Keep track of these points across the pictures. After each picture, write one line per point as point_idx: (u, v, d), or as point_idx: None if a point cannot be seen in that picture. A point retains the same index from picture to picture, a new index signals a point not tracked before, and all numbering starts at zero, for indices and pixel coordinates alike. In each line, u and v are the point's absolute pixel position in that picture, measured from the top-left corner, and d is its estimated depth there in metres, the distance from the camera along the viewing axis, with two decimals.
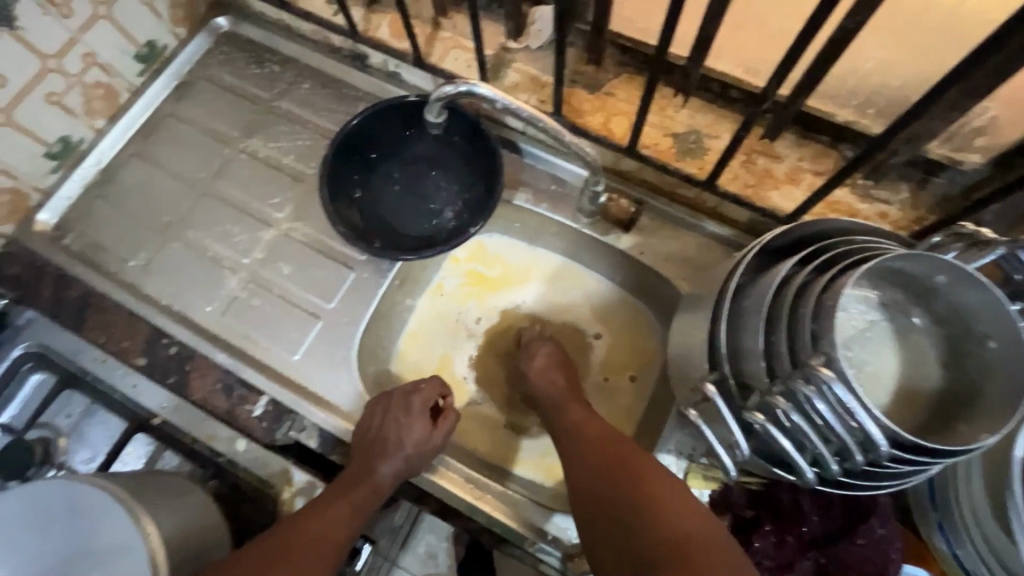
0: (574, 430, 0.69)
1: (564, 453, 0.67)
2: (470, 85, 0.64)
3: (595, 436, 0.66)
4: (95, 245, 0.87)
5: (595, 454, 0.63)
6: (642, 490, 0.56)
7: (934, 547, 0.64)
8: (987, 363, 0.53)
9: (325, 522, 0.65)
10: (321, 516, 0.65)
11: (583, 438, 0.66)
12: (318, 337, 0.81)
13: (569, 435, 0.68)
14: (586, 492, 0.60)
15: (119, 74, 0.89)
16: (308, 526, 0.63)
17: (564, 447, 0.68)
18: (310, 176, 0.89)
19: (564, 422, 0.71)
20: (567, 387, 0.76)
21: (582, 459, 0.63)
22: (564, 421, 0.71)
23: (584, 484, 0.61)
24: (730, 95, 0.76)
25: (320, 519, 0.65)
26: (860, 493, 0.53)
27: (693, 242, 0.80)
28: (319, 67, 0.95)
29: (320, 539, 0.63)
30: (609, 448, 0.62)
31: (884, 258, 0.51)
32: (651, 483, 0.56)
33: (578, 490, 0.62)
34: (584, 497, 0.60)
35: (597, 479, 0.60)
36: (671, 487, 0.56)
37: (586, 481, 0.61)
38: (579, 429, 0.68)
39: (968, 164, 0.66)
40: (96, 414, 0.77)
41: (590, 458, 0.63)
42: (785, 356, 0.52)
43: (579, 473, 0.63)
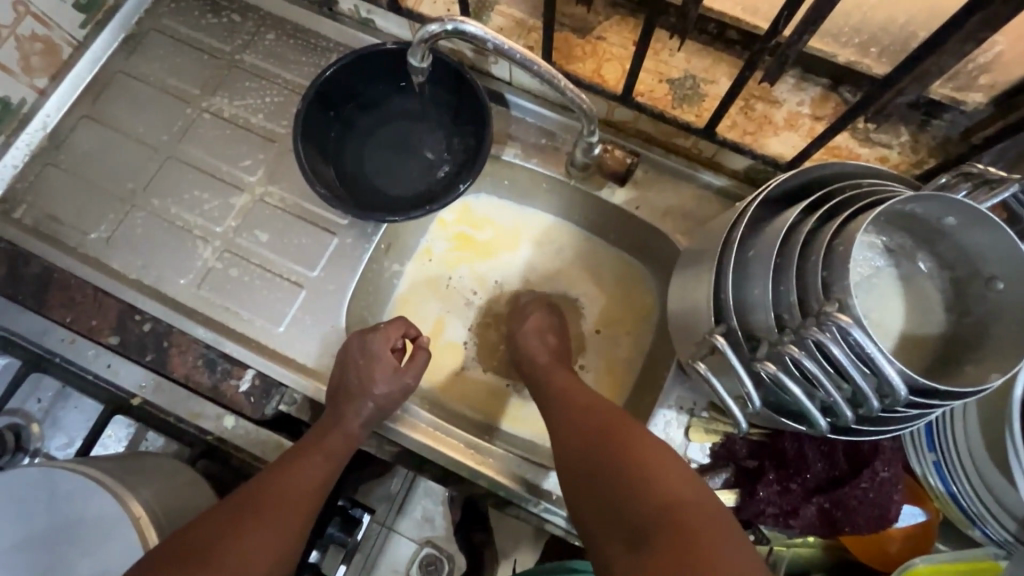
0: (557, 397, 0.68)
1: (549, 422, 0.66)
2: (457, 22, 0.58)
3: (583, 406, 0.64)
4: (49, 217, 0.80)
5: (581, 422, 0.62)
6: (631, 458, 0.55)
7: (930, 488, 0.65)
8: (993, 304, 0.53)
9: (303, 470, 0.62)
10: (296, 466, 0.62)
11: (569, 407, 0.65)
12: (302, 307, 0.76)
13: (559, 401, 0.67)
14: (574, 462, 0.59)
15: (58, 26, 0.80)
16: (280, 475, 0.61)
17: (550, 417, 0.67)
18: (282, 136, 0.83)
19: (548, 389, 0.70)
20: (550, 355, 0.74)
21: (568, 429, 0.62)
22: (562, 382, 0.70)
23: (572, 455, 0.60)
24: (727, 36, 0.72)
25: (296, 470, 0.62)
26: (866, 438, 0.53)
27: (689, 194, 0.78)
28: (283, 15, 0.87)
29: (297, 487, 0.61)
30: (597, 418, 0.61)
31: (898, 200, 0.49)
32: (642, 451, 0.55)
33: (565, 461, 0.61)
34: (573, 467, 0.59)
35: (586, 449, 0.59)
36: (660, 453, 0.55)
37: (574, 451, 0.60)
38: (562, 394, 0.68)
39: (970, 103, 0.65)
40: (69, 397, 0.74)
41: (575, 428, 0.62)
42: (796, 306, 0.50)
43: (566, 443, 0.62)
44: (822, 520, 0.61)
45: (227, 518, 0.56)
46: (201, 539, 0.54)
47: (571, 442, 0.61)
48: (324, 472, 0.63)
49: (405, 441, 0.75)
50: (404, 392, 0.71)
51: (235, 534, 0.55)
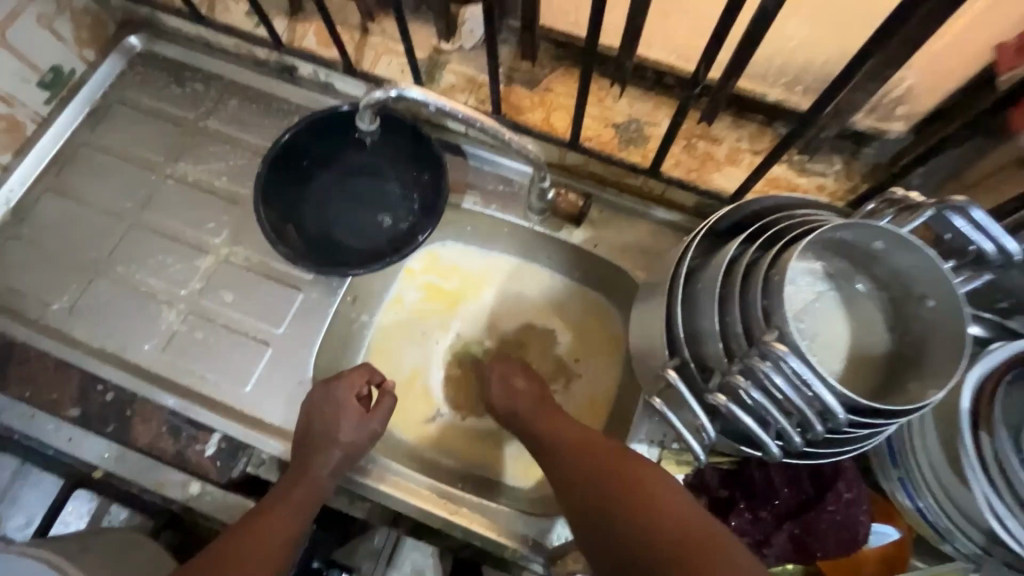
0: (551, 435, 0.67)
1: (547, 465, 0.65)
2: (399, 89, 0.61)
3: (580, 445, 0.64)
4: (8, 290, 0.80)
5: (580, 462, 0.62)
6: (637, 495, 0.55)
7: (898, 503, 0.65)
8: (929, 321, 0.55)
9: (268, 526, 0.61)
10: (262, 523, 0.61)
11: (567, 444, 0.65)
12: (269, 365, 0.76)
13: (551, 443, 0.66)
14: (579, 503, 0.59)
15: (22, 103, 0.84)
16: (245, 534, 0.60)
17: (546, 457, 0.66)
18: (246, 196, 0.85)
19: (540, 425, 0.69)
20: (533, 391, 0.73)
21: (569, 469, 0.62)
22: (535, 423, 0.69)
23: (576, 492, 0.60)
24: (665, 82, 0.77)
25: (261, 527, 0.61)
26: (823, 459, 0.54)
27: (644, 230, 0.81)
28: (244, 81, 0.91)
29: (262, 544, 0.59)
30: (599, 453, 0.61)
31: (824, 230, 0.52)
32: (645, 487, 0.56)
33: (570, 505, 0.60)
34: (576, 506, 0.59)
35: (591, 487, 0.58)
36: (661, 487, 0.55)
37: (578, 489, 0.60)
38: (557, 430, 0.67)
39: (892, 132, 0.70)
40: (27, 475, 0.74)
41: (578, 469, 0.61)
42: (741, 335, 0.52)
43: (569, 480, 0.61)
44: (796, 547, 0.61)
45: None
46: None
47: (574, 487, 0.60)
48: (291, 528, 0.62)
49: (372, 494, 0.71)
50: (372, 440, 0.69)
51: None
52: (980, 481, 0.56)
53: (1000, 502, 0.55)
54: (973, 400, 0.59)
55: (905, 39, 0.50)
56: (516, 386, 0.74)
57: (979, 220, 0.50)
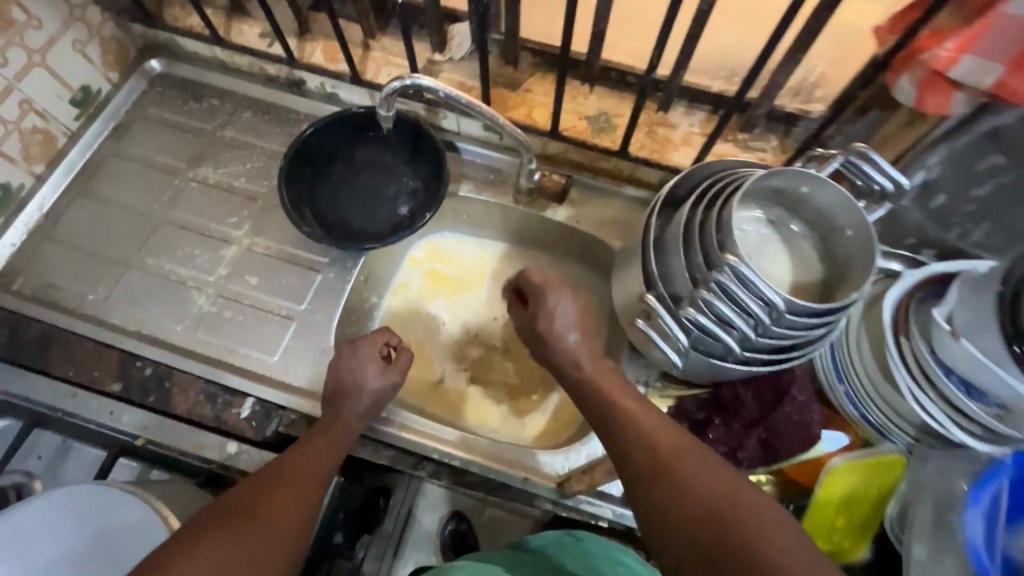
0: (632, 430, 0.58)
1: (629, 466, 0.56)
2: (414, 78, 0.73)
3: (673, 452, 0.55)
4: (46, 285, 0.87)
5: (671, 472, 0.53)
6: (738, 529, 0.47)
7: (847, 415, 0.76)
8: (849, 249, 0.68)
9: (310, 455, 0.68)
10: (303, 451, 0.68)
11: (651, 449, 0.56)
12: (294, 337, 0.85)
13: (634, 441, 0.57)
14: (655, 516, 0.52)
15: (56, 118, 0.92)
16: (291, 460, 0.66)
17: (625, 454, 0.57)
18: (263, 194, 0.94)
19: (616, 417, 0.61)
20: (590, 368, 0.67)
21: (659, 478, 0.53)
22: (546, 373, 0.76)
23: (656, 506, 0.52)
24: (627, 81, 0.90)
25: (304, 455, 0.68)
26: (778, 363, 0.66)
27: (618, 205, 0.94)
28: (257, 96, 1.02)
29: (306, 468, 0.66)
30: (687, 468, 0.53)
31: (758, 176, 0.65)
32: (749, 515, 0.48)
33: (656, 514, 0.52)
34: (654, 523, 0.52)
35: (673, 503, 0.51)
36: (772, 524, 0.47)
37: (658, 505, 0.52)
38: (637, 430, 0.58)
39: (815, 111, 0.84)
40: (73, 449, 0.80)
41: (668, 482, 0.53)
42: (702, 262, 0.64)
43: (648, 492, 0.54)
44: (764, 449, 0.72)
45: (246, 494, 0.60)
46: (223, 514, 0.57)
47: (663, 497, 0.52)
48: (329, 457, 0.69)
49: (393, 441, 0.80)
50: (393, 389, 0.78)
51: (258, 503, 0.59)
52: (905, 376, 0.69)
53: (921, 391, 0.68)
54: (894, 313, 0.72)
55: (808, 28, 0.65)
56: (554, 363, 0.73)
57: (879, 163, 0.65)
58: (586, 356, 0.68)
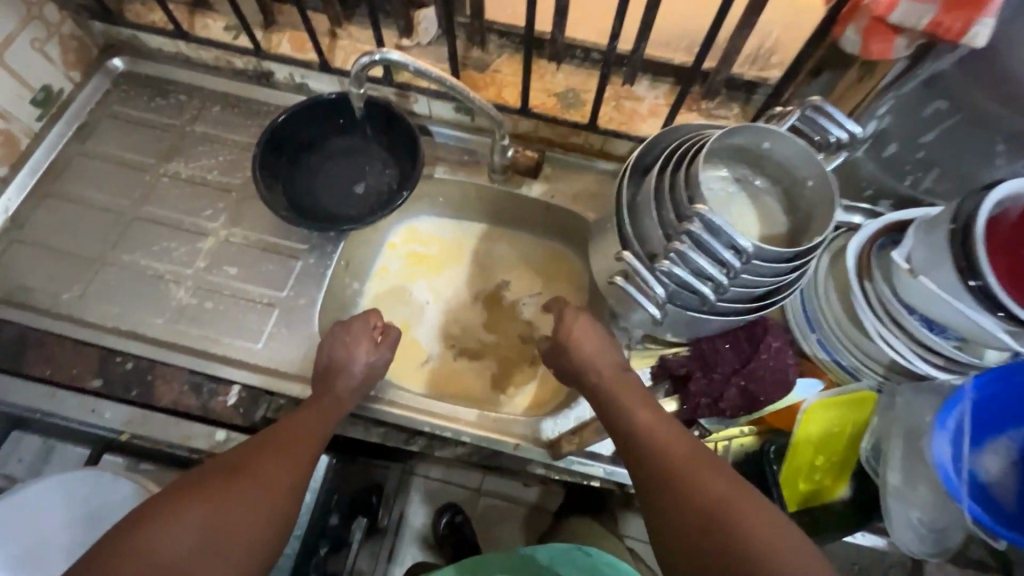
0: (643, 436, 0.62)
1: (640, 470, 0.60)
2: (383, 53, 0.72)
3: (677, 457, 0.59)
4: (16, 287, 0.85)
5: (675, 477, 0.57)
6: (750, 536, 0.50)
7: (820, 361, 0.79)
8: (811, 200, 0.72)
9: (301, 424, 0.68)
10: (295, 421, 0.68)
11: (667, 462, 0.59)
12: (277, 323, 0.84)
13: (642, 445, 0.61)
14: (671, 525, 0.55)
15: (17, 119, 0.90)
16: (280, 428, 0.67)
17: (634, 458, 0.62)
18: (237, 185, 0.94)
19: (628, 424, 0.64)
20: (612, 373, 0.70)
21: (664, 481, 0.57)
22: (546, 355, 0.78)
23: (673, 518, 0.55)
24: (592, 57, 0.93)
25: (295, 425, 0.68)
26: (749, 309, 0.69)
27: (591, 179, 0.96)
28: (225, 90, 1.01)
29: (296, 435, 0.66)
30: (704, 479, 0.56)
31: (722, 132, 0.68)
32: (760, 524, 0.51)
33: (661, 513, 0.56)
34: (668, 532, 0.55)
35: (687, 512, 0.54)
36: (778, 532, 0.51)
37: (673, 511, 0.55)
38: (657, 443, 0.61)
39: (772, 77, 0.89)
40: (55, 450, 0.79)
41: (672, 485, 0.57)
42: (674, 218, 0.66)
43: (666, 500, 0.56)
44: (746, 398, 0.74)
45: (232, 459, 0.61)
46: (207, 476, 0.58)
47: (666, 498, 0.56)
48: (320, 426, 0.69)
49: (386, 417, 0.80)
50: (384, 364, 0.78)
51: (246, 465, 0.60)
52: (870, 317, 0.73)
53: (886, 330, 0.72)
54: (858, 260, 0.76)
55: None
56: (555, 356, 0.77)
57: (831, 115, 0.68)
58: (609, 371, 0.70)
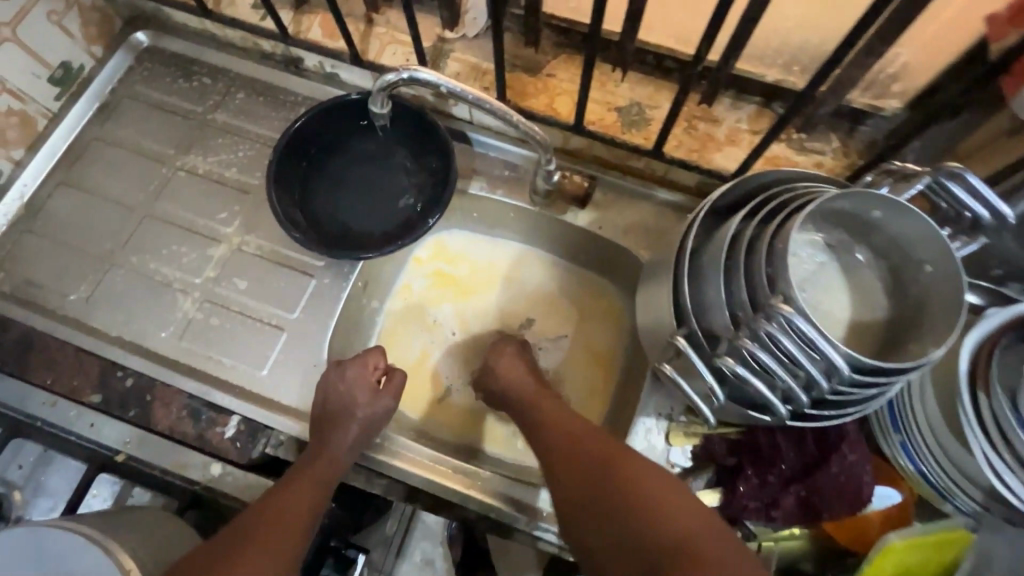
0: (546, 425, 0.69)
1: (541, 452, 0.68)
2: (411, 71, 0.64)
3: (571, 434, 0.66)
4: (27, 282, 0.81)
5: (568, 448, 0.65)
6: (639, 490, 0.57)
7: (900, 468, 0.67)
8: (927, 287, 0.57)
9: (290, 500, 0.63)
10: (284, 494, 0.63)
11: (567, 443, 0.66)
12: (284, 349, 0.78)
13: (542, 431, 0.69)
14: (576, 497, 0.61)
15: (33, 99, 0.84)
16: (267, 508, 0.62)
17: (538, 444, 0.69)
18: (256, 187, 0.86)
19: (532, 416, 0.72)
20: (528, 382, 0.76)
21: (562, 457, 0.65)
22: (531, 407, 0.73)
23: (578, 493, 0.61)
24: (665, 65, 0.78)
25: (283, 500, 0.63)
26: (826, 422, 0.57)
27: (647, 210, 0.83)
28: (251, 74, 0.92)
29: (285, 516, 0.61)
30: (595, 447, 0.63)
31: (824, 198, 0.54)
32: (642, 475, 0.58)
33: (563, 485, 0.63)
34: (575, 507, 0.60)
35: (584, 480, 0.61)
36: (660, 481, 0.58)
37: (575, 484, 0.62)
38: (556, 429, 0.68)
39: (888, 109, 0.72)
40: (53, 460, 0.74)
41: (568, 457, 0.64)
42: (747, 302, 0.54)
43: (567, 477, 0.63)
44: (803, 509, 0.64)
45: (215, 560, 0.56)
46: None
47: (563, 471, 0.63)
48: (314, 496, 0.64)
49: (389, 470, 0.75)
50: (384, 414, 0.73)
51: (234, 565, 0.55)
52: (980, 440, 0.57)
53: (999, 460, 0.56)
54: (971, 363, 0.60)
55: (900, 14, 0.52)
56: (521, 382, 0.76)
57: (974, 186, 0.53)
58: (528, 384, 0.76)
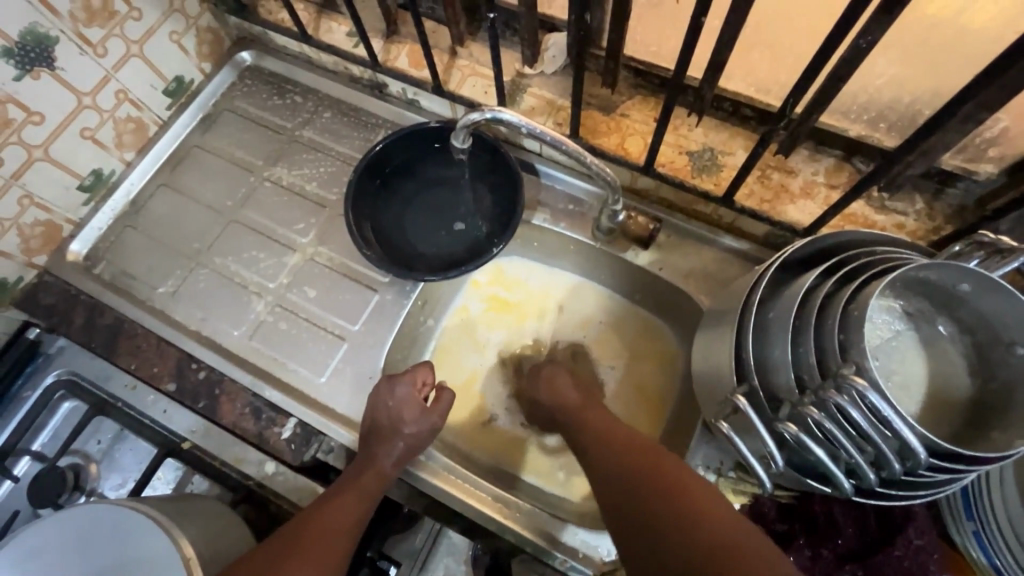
0: (601, 434, 0.69)
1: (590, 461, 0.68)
2: (494, 111, 0.67)
3: (617, 440, 0.66)
4: (124, 273, 0.89)
5: (613, 454, 0.65)
6: (681, 492, 0.55)
7: (972, 558, 0.63)
8: (1017, 371, 0.54)
9: (335, 510, 0.66)
10: (330, 505, 0.66)
11: (609, 442, 0.67)
12: (343, 359, 0.82)
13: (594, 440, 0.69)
14: (614, 495, 0.61)
15: (148, 108, 0.93)
16: (315, 516, 0.65)
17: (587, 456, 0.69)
18: (333, 202, 0.91)
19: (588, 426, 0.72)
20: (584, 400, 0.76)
21: (608, 460, 0.65)
22: (584, 423, 0.72)
23: (612, 486, 0.62)
24: (742, 113, 0.78)
25: (331, 510, 0.65)
26: (894, 503, 0.53)
27: (711, 256, 0.82)
28: (339, 96, 0.98)
29: (330, 526, 0.64)
30: (638, 452, 0.63)
31: (910, 267, 0.51)
32: (676, 473, 0.58)
33: (606, 484, 0.63)
34: (615, 506, 0.60)
35: (623, 478, 0.61)
36: (703, 487, 0.56)
37: (614, 484, 0.62)
38: (602, 430, 0.69)
39: (981, 174, 0.68)
40: (126, 439, 0.81)
41: (611, 459, 0.64)
42: (815, 368, 0.52)
43: (605, 477, 0.63)
44: None
45: (264, 562, 0.59)
46: None
47: (604, 476, 0.64)
48: (358, 509, 0.67)
49: (425, 487, 0.78)
50: (429, 433, 0.75)
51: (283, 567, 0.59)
52: None
53: None
54: None
55: (1009, 82, 0.50)
56: (572, 395, 0.77)
57: None
58: (576, 400, 0.76)
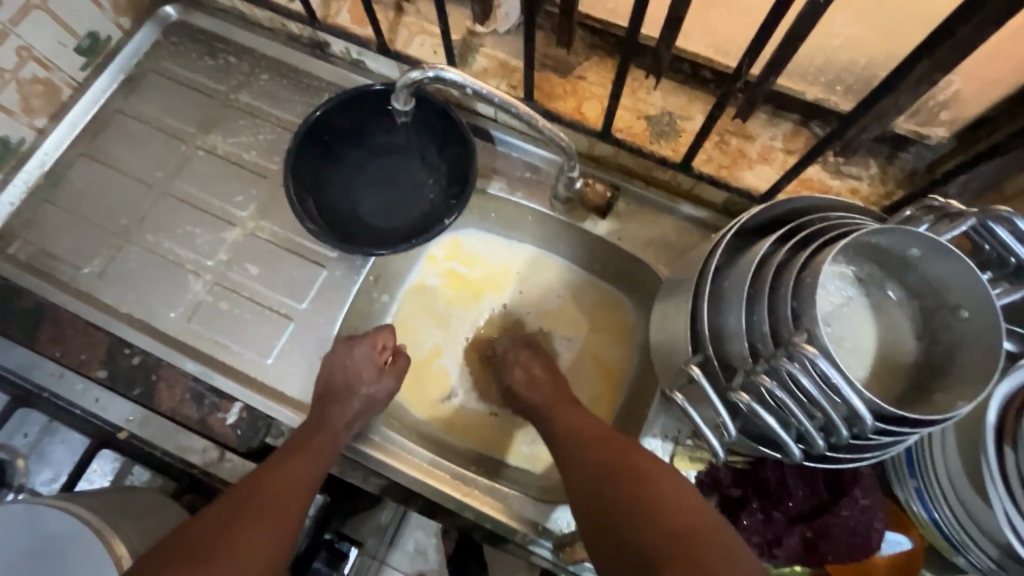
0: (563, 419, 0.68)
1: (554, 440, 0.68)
2: (437, 70, 0.62)
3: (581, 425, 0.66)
4: (43, 252, 0.82)
5: (579, 437, 0.65)
6: (642, 482, 0.55)
7: (914, 515, 0.65)
8: (959, 333, 0.54)
9: (287, 470, 0.63)
10: (282, 465, 0.64)
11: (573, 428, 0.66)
12: (291, 339, 0.78)
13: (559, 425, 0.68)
14: (581, 478, 0.60)
15: (59, 68, 0.84)
16: (266, 476, 0.62)
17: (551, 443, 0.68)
18: (274, 171, 0.85)
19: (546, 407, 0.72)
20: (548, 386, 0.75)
21: (571, 446, 0.64)
22: (553, 413, 0.70)
23: (576, 467, 0.62)
24: (701, 75, 0.75)
25: (282, 469, 0.63)
26: (841, 465, 0.54)
27: (670, 225, 0.80)
28: (277, 56, 0.90)
29: (282, 484, 0.62)
30: (606, 440, 0.62)
31: (862, 232, 0.51)
32: (645, 462, 0.58)
33: (571, 466, 0.62)
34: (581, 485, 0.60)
35: (591, 468, 0.60)
36: (667, 474, 0.56)
37: (579, 468, 0.61)
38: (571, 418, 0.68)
39: (933, 137, 0.68)
40: (56, 432, 0.72)
41: (577, 441, 0.64)
42: (768, 336, 0.51)
43: (568, 464, 0.63)
44: (806, 547, 0.63)
45: (209, 526, 0.56)
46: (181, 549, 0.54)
47: (568, 457, 0.64)
48: (312, 468, 0.65)
49: (383, 468, 0.75)
50: (385, 394, 0.75)
51: (231, 529, 0.56)
52: (999, 495, 0.53)
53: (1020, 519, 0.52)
54: (999, 414, 0.55)
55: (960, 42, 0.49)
56: (537, 379, 0.76)
57: (1018, 230, 0.50)
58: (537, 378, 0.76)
